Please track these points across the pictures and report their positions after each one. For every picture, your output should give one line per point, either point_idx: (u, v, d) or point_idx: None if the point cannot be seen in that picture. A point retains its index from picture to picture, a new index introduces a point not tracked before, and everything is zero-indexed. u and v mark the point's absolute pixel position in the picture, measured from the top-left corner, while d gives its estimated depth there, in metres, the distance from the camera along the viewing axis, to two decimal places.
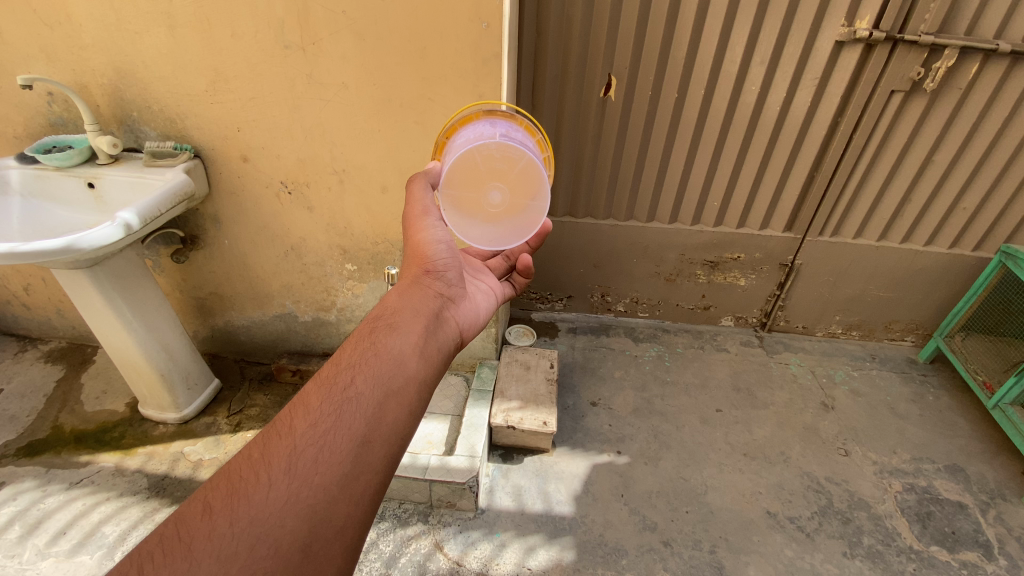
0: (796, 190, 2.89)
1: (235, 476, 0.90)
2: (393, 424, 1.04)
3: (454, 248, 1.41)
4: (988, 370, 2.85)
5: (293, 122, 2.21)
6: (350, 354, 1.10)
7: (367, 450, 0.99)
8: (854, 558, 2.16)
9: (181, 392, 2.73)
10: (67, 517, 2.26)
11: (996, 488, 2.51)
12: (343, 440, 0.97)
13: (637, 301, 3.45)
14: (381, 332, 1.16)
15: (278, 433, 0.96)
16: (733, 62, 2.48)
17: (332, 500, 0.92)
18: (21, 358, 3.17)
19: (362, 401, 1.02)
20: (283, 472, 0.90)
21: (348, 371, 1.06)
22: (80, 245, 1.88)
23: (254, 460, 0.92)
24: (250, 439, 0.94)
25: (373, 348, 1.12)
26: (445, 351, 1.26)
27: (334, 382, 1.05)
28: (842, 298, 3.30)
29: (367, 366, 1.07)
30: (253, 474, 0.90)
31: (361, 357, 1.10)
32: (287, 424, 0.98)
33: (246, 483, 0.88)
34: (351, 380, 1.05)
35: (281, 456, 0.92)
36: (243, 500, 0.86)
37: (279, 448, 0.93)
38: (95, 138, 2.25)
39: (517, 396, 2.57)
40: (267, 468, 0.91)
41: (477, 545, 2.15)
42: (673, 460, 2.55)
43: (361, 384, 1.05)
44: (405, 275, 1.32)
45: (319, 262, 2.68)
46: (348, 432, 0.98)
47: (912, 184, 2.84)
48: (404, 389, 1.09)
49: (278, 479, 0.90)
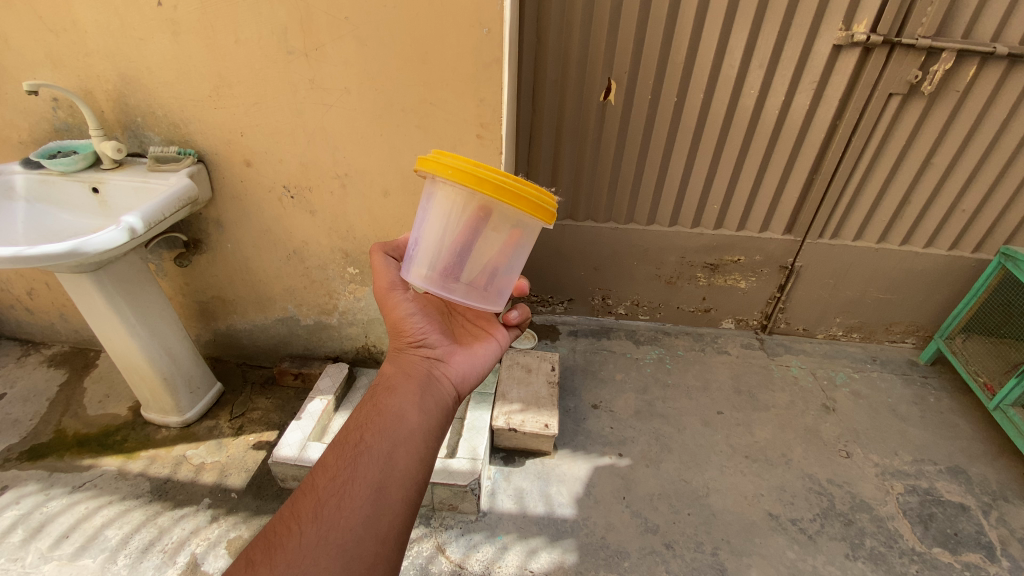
0: (795, 193, 2.90)
1: (272, 535, 1.03)
2: (405, 469, 1.15)
3: (430, 313, 1.52)
4: (989, 372, 2.86)
5: (296, 126, 2.23)
6: (356, 418, 1.24)
7: (385, 493, 1.10)
8: (857, 560, 2.16)
9: (183, 395, 2.74)
10: (69, 521, 2.26)
11: (998, 489, 2.50)
12: (361, 488, 1.09)
13: (638, 304, 3.46)
14: (381, 394, 1.31)
15: (302, 492, 1.09)
16: (732, 66, 2.50)
17: (359, 541, 1.02)
18: (24, 362, 3.18)
19: (373, 453, 1.14)
20: (312, 522, 1.02)
21: (356, 433, 1.20)
22: (85, 249, 1.90)
23: (286, 518, 1.05)
24: (282, 502, 1.08)
25: (375, 409, 1.26)
26: (445, 404, 1.36)
27: (344, 443, 1.18)
28: (843, 300, 3.31)
29: (371, 424, 1.21)
30: (286, 528, 1.02)
31: (366, 417, 1.23)
32: (311, 484, 1.11)
33: (281, 536, 1.01)
34: (360, 438, 1.18)
35: (308, 510, 1.05)
36: (280, 551, 0.98)
37: (305, 504, 1.06)
38: (99, 143, 2.27)
39: (518, 399, 2.57)
40: (297, 522, 1.03)
41: (479, 547, 2.15)
42: (675, 463, 2.55)
43: (369, 439, 1.17)
44: (396, 344, 1.47)
45: (322, 266, 2.69)
46: (363, 481, 1.10)
47: (910, 188, 2.86)
48: (410, 438, 1.20)
49: (307, 527, 1.01)
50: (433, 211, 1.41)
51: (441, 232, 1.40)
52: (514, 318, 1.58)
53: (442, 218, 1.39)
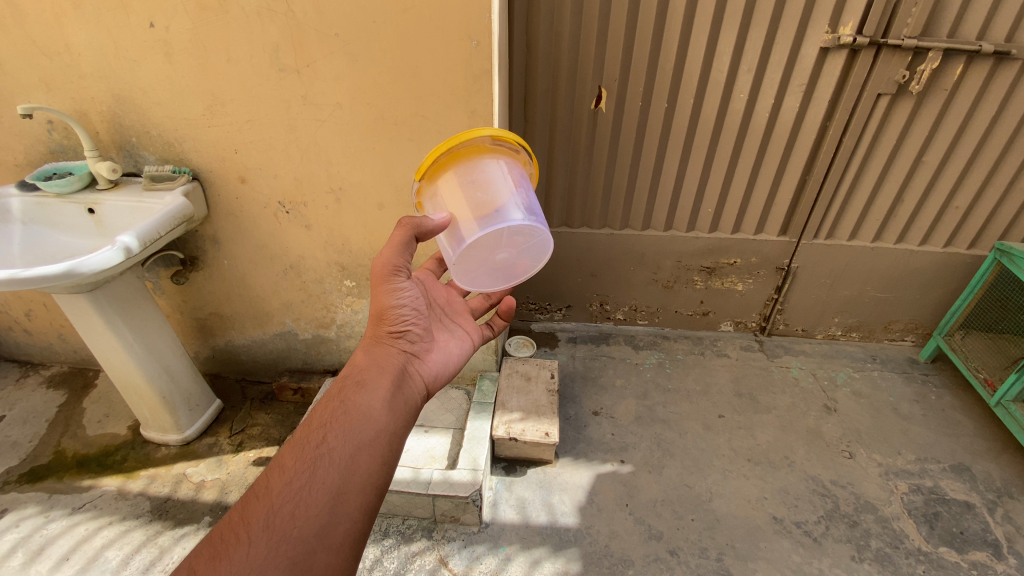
0: (789, 194, 2.91)
1: (219, 542, 1.00)
2: (365, 474, 1.14)
3: (416, 304, 1.49)
4: (988, 368, 2.85)
5: (289, 141, 2.25)
6: (320, 415, 1.21)
7: (341, 500, 1.09)
8: (863, 562, 2.14)
9: (182, 413, 2.73)
10: (69, 543, 2.24)
11: (1003, 486, 2.49)
12: (318, 496, 1.07)
13: (636, 309, 3.45)
14: (349, 390, 1.27)
15: (256, 495, 1.06)
16: (721, 71, 2.52)
17: (310, 553, 1.01)
18: (23, 384, 3.18)
19: (333, 458, 1.13)
20: (263, 531, 1.00)
21: (318, 431, 1.17)
22: (80, 270, 1.91)
23: (235, 523, 1.02)
24: (232, 505, 1.05)
25: (341, 407, 1.22)
26: (414, 403, 1.36)
27: (303, 443, 1.15)
28: (840, 299, 3.31)
29: (336, 425, 1.18)
30: (235, 535, 1.00)
31: (330, 416, 1.20)
32: (265, 487, 1.08)
33: (228, 544, 0.98)
34: (323, 438, 1.16)
35: (260, 517, 1.02)
36: (228, 560, 0.96)
37: (258, 509, 1.03)
38: (94, 164, 2.28)
39: (519, 407, 2.57)
40: (247, 529, 1.01)
41: (482, 559, 2.13)
42: (678, 468, 2.54)
43: (332, 442, 1.15)
44: (372, 333, 1.43)
45: (318, 279, 2.70)
46: (321, 488, 1.08)
47: (903, 186, 2.87)
48: (375, 441, 1.19)
49: (257, 536, 0.99)
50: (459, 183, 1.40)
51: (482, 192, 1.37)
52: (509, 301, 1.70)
53: (476, 183, 1.38)
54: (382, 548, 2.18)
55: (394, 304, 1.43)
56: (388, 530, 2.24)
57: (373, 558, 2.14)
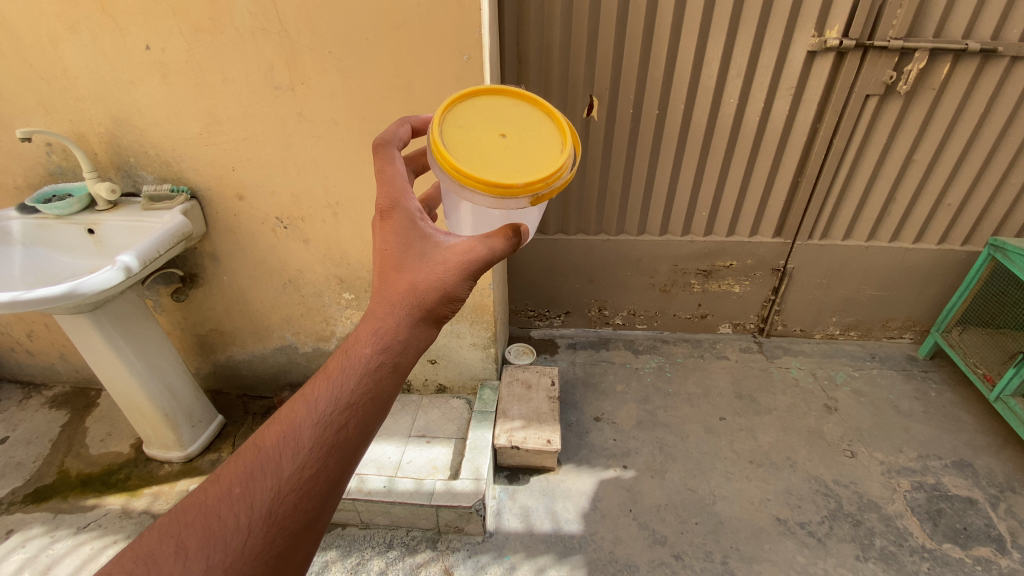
0: (782, 196, 2.94)
1: (212, 512, 0.81)
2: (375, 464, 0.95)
3: None
4: (987, 363, 2.86)
5: (286, 158, 2.27)
6: (351, 387, 0.92)
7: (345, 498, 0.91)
8: (867, 561, 2.14)
9: (185, 429, 2.73)
10: (75, 563, 2.24)
11: (1005, 481, 2.49)
12: (324, 491, 0.87)
13: (635, 313, 3.47)
14: (387, 367, 0.96)
15: (259, 468, 0.84)
16: (710, 77, 2.55)
17: (300, 553, 0.85)
18: (25, 405, 3.18)
19: (352, 450, 0.90)
20: (262, 518, 0.81)
21: (344, 409, 0.90)
22: (82, 290, 1.92)
23: (233, 497, 0.82)
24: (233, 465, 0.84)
25: (376, 388, 0.94)
26: None
27: (326, 420, 0.89)
28: (837, 299, 3.33)
29: (365, 410, 0.92)
30: (232, 516, 0.81)
31: (361, 394, 0.92)
32: (271, 461, 0.85)
33: (224, 525, 0.80)
34: (345, 422, 0.90)
35: (262, 500, 0.82)
36: (218, 543, 0.78)
37: (260, 490, 0.83)
38: (93, 185, 2.31)
39: (519, 415, 2.58)
40: (247, 511, 0.81)
41: (487, 568, 2.13)
42: (681, 472, 2.54)
43: (355, 431, 0.91)
44: (427, 296, 1.02)
45: (318, 293, 2.71)
46: (330, 482, 0.88)
47: (895, 184, 2.89)
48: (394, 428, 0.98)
49: (256, 526, 0.81)
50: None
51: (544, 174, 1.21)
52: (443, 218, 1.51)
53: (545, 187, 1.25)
54: (387, 560, 2.18)
55: (472, 278, 1.06)
56: (393, 542, 2.24)
57: (378, 570, 2.14)
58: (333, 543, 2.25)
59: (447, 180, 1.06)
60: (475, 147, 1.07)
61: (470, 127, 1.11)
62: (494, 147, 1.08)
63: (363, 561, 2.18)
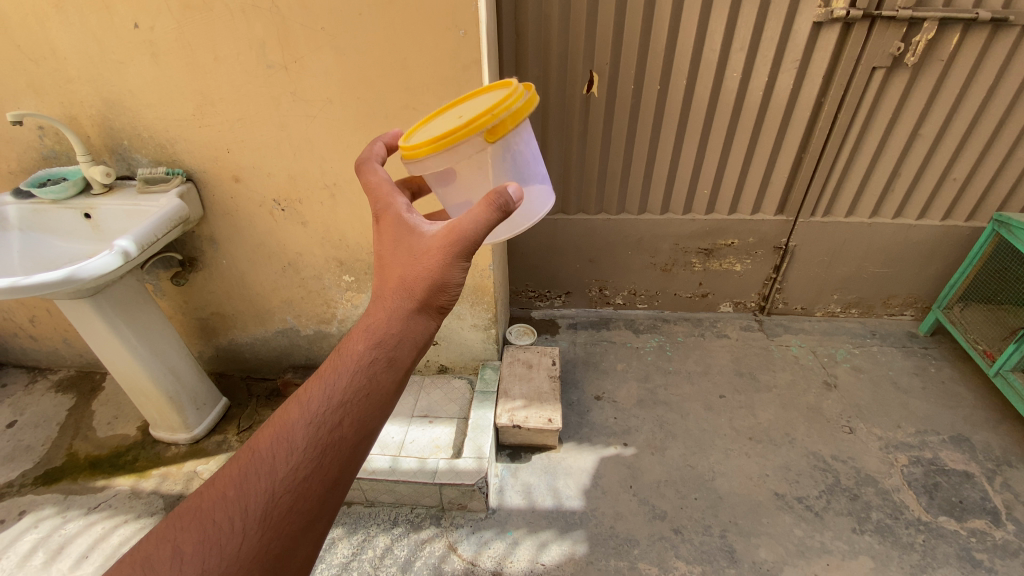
0: (785, 172, 2.90)
1: (209, 515, 0.82)
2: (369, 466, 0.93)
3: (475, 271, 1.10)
4: (987, 339, 2.87)
5: (281, 139, 2.24)
6: (344, 385, 0.92)
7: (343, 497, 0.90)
8: (864, 533, 2.18)
9: (190, 412, 2.76)
10: (88, 541, 2.27)
11: (1002, 455, 2.52)
12: (319, 492, 0.86)
13: (635, 293, 3.47)
14: (380, 362, 0.96)
15: (253, 470, 0.85)
16: (713, 51, 2.49)
17: (298, 555, 0.85)
18: (31, 389, 3.21)
19: (348, 448, 0.90)
20: (254, 522, 0.81)
21: (336, 409, 0.90)
22: (80, 275, 1.92)
23: (228, 499, 0.83)
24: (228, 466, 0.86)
25: (369, 385, 0.93)
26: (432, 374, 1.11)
27: (319, 419, 0.89)
28: (839, 276, 3.32)
29: (359, 408, 0.91)
30: (227, 519, 0.82)
31: (352, 393, 0.91)
32: (265, 463, 0.85)
33: (218, 528, 0.81)
34: (337, 422, 0.89)
35: (257, 502, 0.83)
36: (213, 547, 0.79)
37: (255, 492, 0.83)
38: (88, 168, 2.29)
39: (521, 395, 2.59)
40: (241, 513, 0.82)
41: (490, 544, 2.17)
42: (681, 449, 2.56)
43: (350, 429, 0.90)
44: (417, 288, 1.01)
45: (317, 275, 2.71)
46: (326, 483, 0.87)
47: (900, 160, 2.85)
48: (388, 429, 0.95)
49: (249, 529, 0.81)
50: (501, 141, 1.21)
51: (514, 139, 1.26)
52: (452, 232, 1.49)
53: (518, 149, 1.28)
54: (392, 537, 2.22)
55: (463, 265, 1.01)
56: (398, 519, 2.29)
57: (383, 546, 2.19)
58: (338, 521, 2.29)
59: (414, 162, 1.22)
60: (432, 129, 1.24)
61: (433, 123, 1.30)
62: (448, 122, 1.22)
63: (369, 538, 2.22)
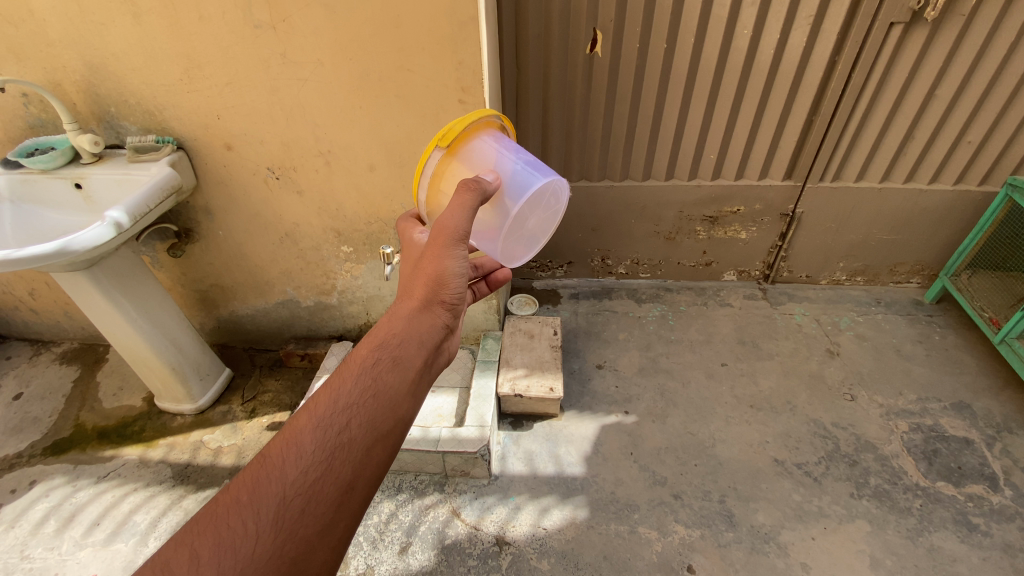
0: (794, 137, 2.81)
1: (222, 520, 0.82)
2: (379, 467, 0.95)
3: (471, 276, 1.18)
4: (994, 307, 2.84)
5: (272, 104, 2.16)
6: (351, 386, 0.96)
7: (355, 499, 0.91)
8: (862, 498, 2.20)
9: (194, 383, 2.78)
10: (99, 509, 2.31)
11: (1002, 422, 2.52)
12: (331, 493, 0.87)
13: (638, 262, 3.42)
14: (384, 364, 1.01)
15: (265, 474, 0.86)
16: (723, 6, 2.36)
17: (314, 559, 0.84)
18: (36, 361, 3.23)
19: (359, 449, 0.92)
20: (268, 523, 0.82)
21: (344, 411, 0.93)
22: (73, 247, 1.89)
23: (239, 504, 0.83)
24: (241, 474, 0.86)
25: (375, 385, 0.97)
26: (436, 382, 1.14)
27: (328, 421, 0.92)
28: (846, 244, 3.26)
29: (366, 407, 0.95)
30: (240, 523, 0.81)
31: (359, 394, 0.96)
32: (277, 466, 0.87)
33: (232, 532, 0.80)
34: (346, 423, 0.92)
35: (271, 505, 0.83)
36: (227, 551, 0.78)
37: (268, 496, 0.84)
38: (75, 137, 2.22)
39: (523, 364, 2.59)
40: (255, 516, 0.82)
41: (493, 509, 2.21)
42: (681, 416, 2.57)
43: (358, 430, 0.93)
44: (417, 291, 1.11)
45: (316, 246, 2.67)
46: (337, 482, 0.88)
47: (914, 122, 2.75)
48: (397, 430, 0.98)
49: (263, 531, 0.81)
50: (486, 153, 1.34)
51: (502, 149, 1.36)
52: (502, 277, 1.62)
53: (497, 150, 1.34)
54: (397, 503, 2.26)
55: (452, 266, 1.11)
56: (402, 486, 2.32)
57: (388, 512, 2.23)
58: None
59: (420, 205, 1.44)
60: None
61: None
62: None
63: (374, 504, 2.26)
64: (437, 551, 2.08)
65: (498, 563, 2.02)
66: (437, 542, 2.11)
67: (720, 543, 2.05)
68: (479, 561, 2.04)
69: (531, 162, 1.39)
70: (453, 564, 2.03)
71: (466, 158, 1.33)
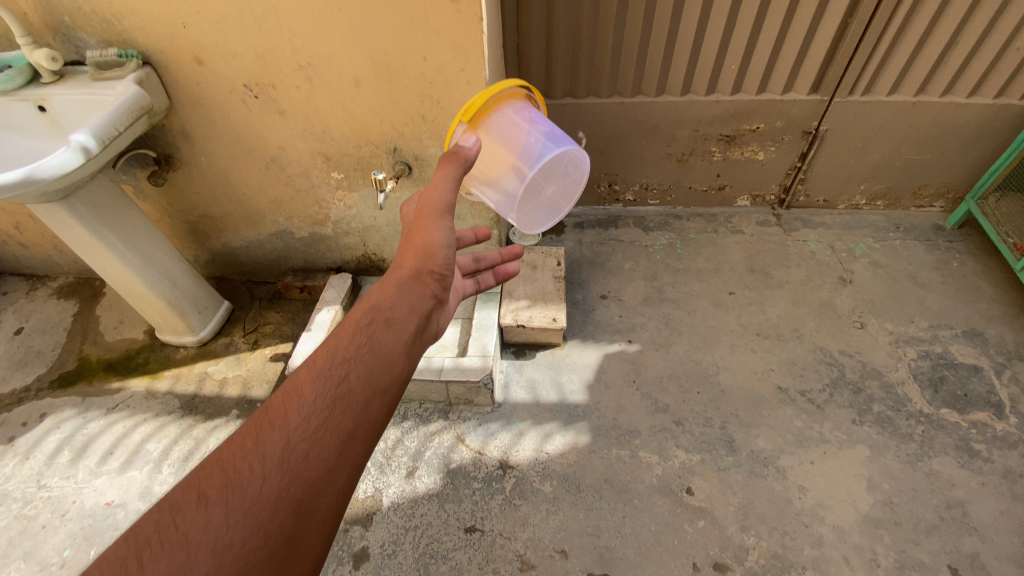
0: (827, 43, 2.52)
1: (224, 465, 0.78)
2: (381, 423, 0.90)
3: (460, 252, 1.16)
4: (1020, 233, 2.70)
5: (241, 8, 1.91)
6: (348, 343, 0.94)
7: (357, 451, 0.85)
8: (863, 424, 2.21)
9: (193, 315, 2.74)
10: (111, 439, 2.36)
11: (1014, 349, 2.48)
12: (332, 440, 0.83)
13: (647, 188, 3.24)
14: (378, 322, 0.98)
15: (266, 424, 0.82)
16: None
17: (318, 506, 0.79)
18: (34, 296, 3.20)
19: (357, 403, 0.87)
20: (272, 469, 0.78)
21: (342, 363, 0.91)
22: (40, 175, 1.76)
23: (240, 453, 0.79)
24: (240, 428, 0.82)
25: (372, 343, 0.95)
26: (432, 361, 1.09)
27: (326, 373, 0.89)
28: (869, 165, 3.05)
29: (364, 360, 0.92)
30: (244, 467, 0.77)
31: (355, 349, 0.93)
32: (277, 415, 0.83)
33: (235, 478, 0.76)
34: (344, 374, 0.89)
35: (273, 452, 0.79)
36: (231, 493, 0.74)
37: (269, 446, 0.80)
38: (30, 52, 2.01)
39: (525, 295, 2.52)
40: (257, 462, 0.78)
41: (496, 435, 2.21)
42: (685, 345, 2.53)
43: (356, 382, 0.89)
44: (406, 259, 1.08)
45: (304, 173, 2.50)
46: (340, 432, 0.84)
47: (965, 23, 2.44)
48: (394, 387, 0.94)
49: (268, 473, 0.77)
50: (507, 120, 1.54)
51: (523, 117, 1.55)
52: (513, 269, 1.59)
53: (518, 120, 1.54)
54: (402, 430, 2.26)
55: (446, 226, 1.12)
56: (407, 414, 2.31)
57: (395, 439, 2.23)
58: None
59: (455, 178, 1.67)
60: None
61: None
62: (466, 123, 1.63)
63: None
64: (443, 475, 2.09)
65: (502, 486, 2.04)
66: (442, 466, 2.12)
67: (720, 467, 2.06)
68: (484, 484, 2.05)
69: (552, 134, 1.55)
70: (458, 487, 2.05)
71: (489, 125, 1.53)
